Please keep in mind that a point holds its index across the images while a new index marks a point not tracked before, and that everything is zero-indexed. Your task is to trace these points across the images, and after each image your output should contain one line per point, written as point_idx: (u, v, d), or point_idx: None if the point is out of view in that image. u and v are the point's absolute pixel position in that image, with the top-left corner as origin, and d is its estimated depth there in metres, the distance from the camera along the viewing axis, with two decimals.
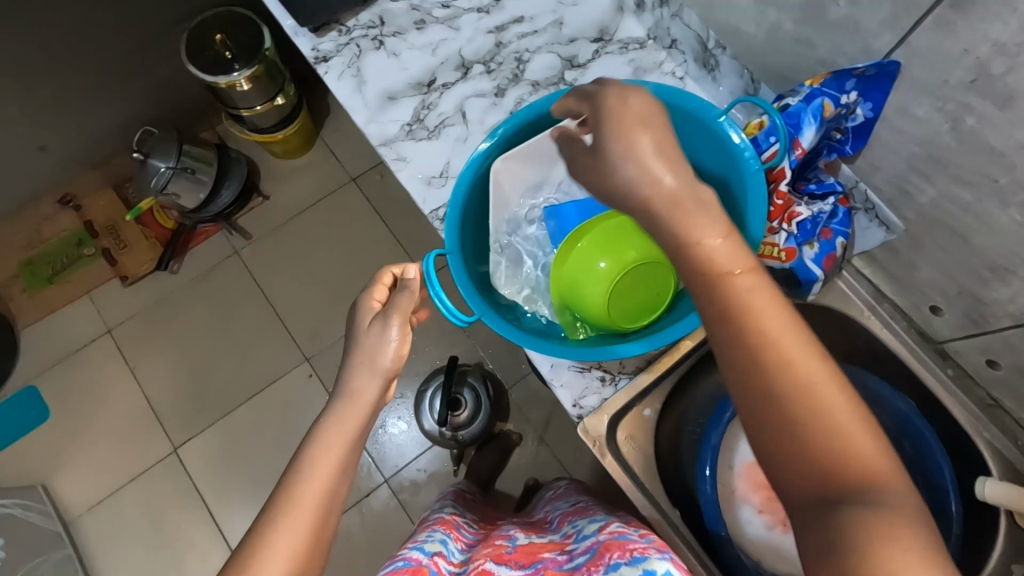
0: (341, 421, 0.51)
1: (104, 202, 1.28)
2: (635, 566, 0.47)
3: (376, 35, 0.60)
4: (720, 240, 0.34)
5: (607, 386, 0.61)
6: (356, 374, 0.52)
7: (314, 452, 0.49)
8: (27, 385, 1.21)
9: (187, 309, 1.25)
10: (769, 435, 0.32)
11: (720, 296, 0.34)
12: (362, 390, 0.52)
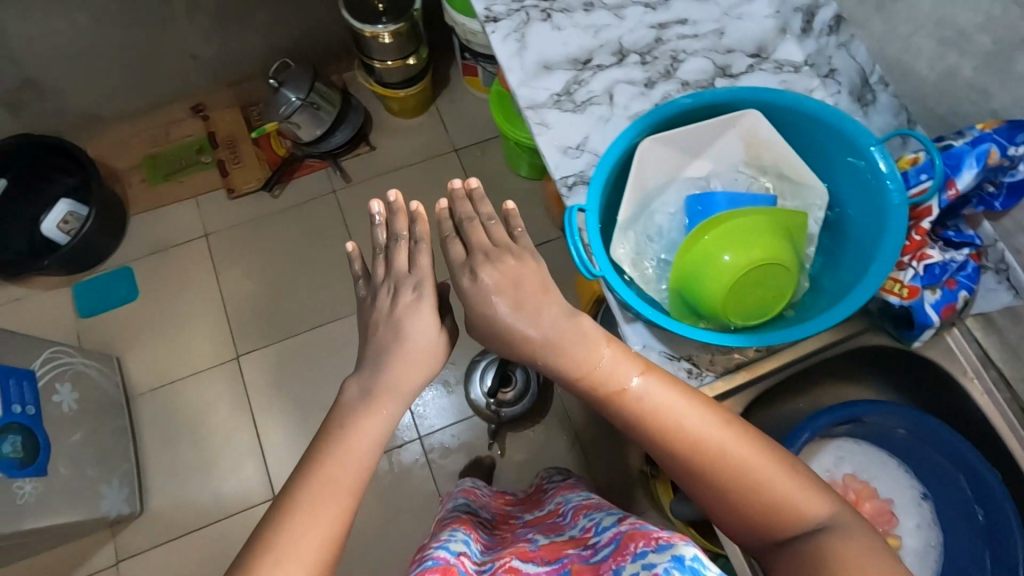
0: (370, 413, 0.58)
1: (230, 119, 1.38)
2: (663, 551, 0.46)
3: (545, 8, 0.64)
4: (605, 369, 0.54)
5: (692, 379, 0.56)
6: (401, 368, 0.60)
7: (342, 443, 0.56)
8: (123, 265, 1.30)
9: (278, 233, 1.33)
10: (712, 491, 0.50)
11: (630, 411, 0.53)
12: (390, 390, 0.60)
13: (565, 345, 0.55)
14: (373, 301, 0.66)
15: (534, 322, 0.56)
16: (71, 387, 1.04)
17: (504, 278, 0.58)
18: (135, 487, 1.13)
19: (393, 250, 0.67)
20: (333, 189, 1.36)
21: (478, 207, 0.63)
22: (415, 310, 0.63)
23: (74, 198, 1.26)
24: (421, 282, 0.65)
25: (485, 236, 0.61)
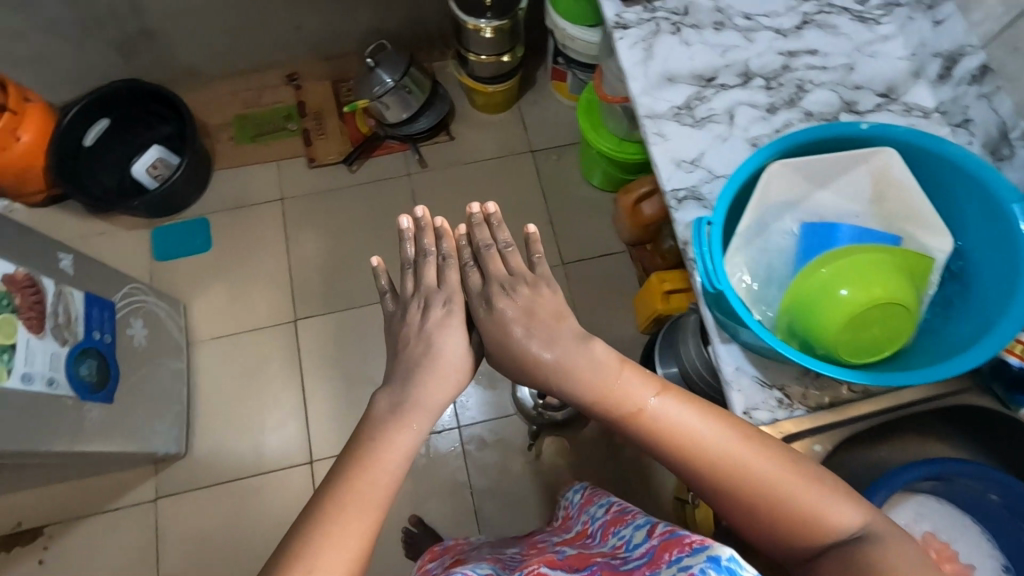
0: (399, 426, 0.59)
1: (320, 91, 1.43)
2: (699, 553, 0.44)
3: (676, 21, 0.64)
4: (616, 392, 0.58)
5: (782, 410, 0.55)
6: (433, 382, 0.62)
7: (375, 455, 0.56)
8: (201, 216, 1.35)
9: (350, 206, 1.36)
10: (740, 511, 0.52)
11: (647, 430, 0.56)
12: (419, 403, 0.61)
13: (577, 369, 0.60)
14: (402, 314, 0.68)
15: (546, 345, 0.61)
16: (141, 322, 1.08)
17: (518, 305, 0.64)
18: (184, 428, 1.17)
19: (423, 266, 0.69)
20: (408, 173, 1.39)
21: (496, 233, 0.69)
22: (445, 327, 0.65)
23: (166, 147, 1.32)
24: (450, 297, 0.67)
25: (502, 262, 0.67)
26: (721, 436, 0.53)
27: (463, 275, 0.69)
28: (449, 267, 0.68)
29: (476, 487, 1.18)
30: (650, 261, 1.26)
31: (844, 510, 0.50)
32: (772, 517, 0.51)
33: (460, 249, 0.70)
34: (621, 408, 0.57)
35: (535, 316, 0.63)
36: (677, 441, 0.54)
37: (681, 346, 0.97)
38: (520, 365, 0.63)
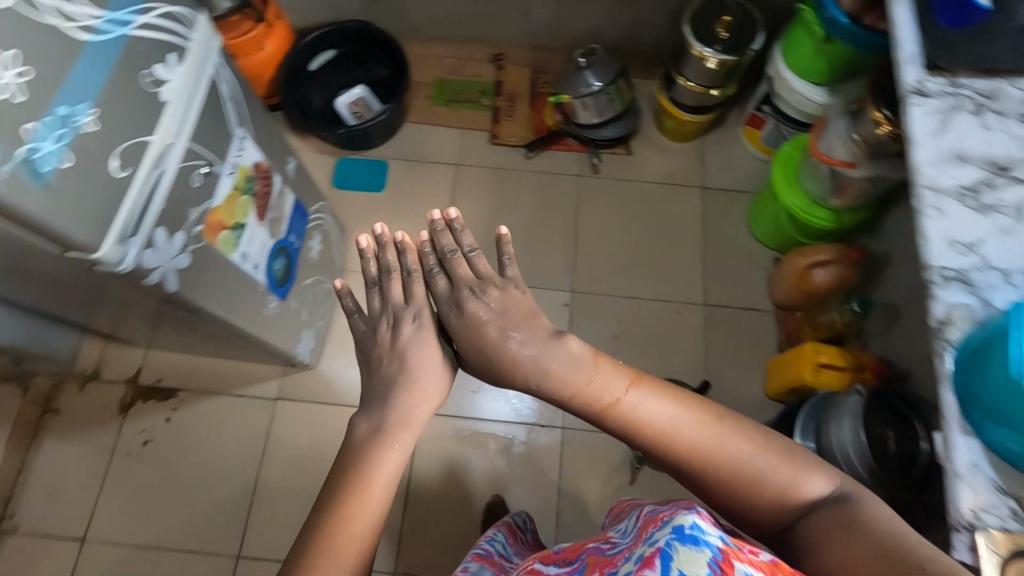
0: (384, 447, 0.69)
1: (520, 76, 1.48)
2: (665, 526, 0.44)
3: (980, 103, 0.63)
4: (596, 385, 0.69)
5: (1015, 520, 0.53)
6: (412, 396, 0.73)
7: (364, 482, 0.66)
8: (382, 158, 1.43)
9: (517, 190, 1.41)
10: (721, 485, 0.63)
11: (625, 422, 0.67)
12: (400, 422, 0.71)
13: (551, 362, 0.71)
14: (374, 332, 0.78)
15: (525, 342, 0.73)
16: (318, 239, 1.16)
17: (489, 308, 0.74)
18: (318, 345, 1.25)
19: (388, 284, 0.78)
20: (579, 174, 1.42)
21: (460, 238, 0.78)
22: (417, 341, 0.76)
23: (369, 88, 1.41)
24: (419, 311, 0.77)
25: (468, 268, 0.76)
26: (690, 426, 0.65)
27: (430, 286, 0.78)
28: (413, 283, 0.78)
29: (563, 488, 1.18)
30: (798, 330, 1.22)
31: (804, 483, 0.61)
32: (741, 488, 0.62)
33: (420, 263, 0.79)
34: (599, 404, 0.68)
35: (502, 308, 0.74)
36: (652, 430, 0.65)
37: (833, 427, 0.94)
38: (499, 361, 0.73)
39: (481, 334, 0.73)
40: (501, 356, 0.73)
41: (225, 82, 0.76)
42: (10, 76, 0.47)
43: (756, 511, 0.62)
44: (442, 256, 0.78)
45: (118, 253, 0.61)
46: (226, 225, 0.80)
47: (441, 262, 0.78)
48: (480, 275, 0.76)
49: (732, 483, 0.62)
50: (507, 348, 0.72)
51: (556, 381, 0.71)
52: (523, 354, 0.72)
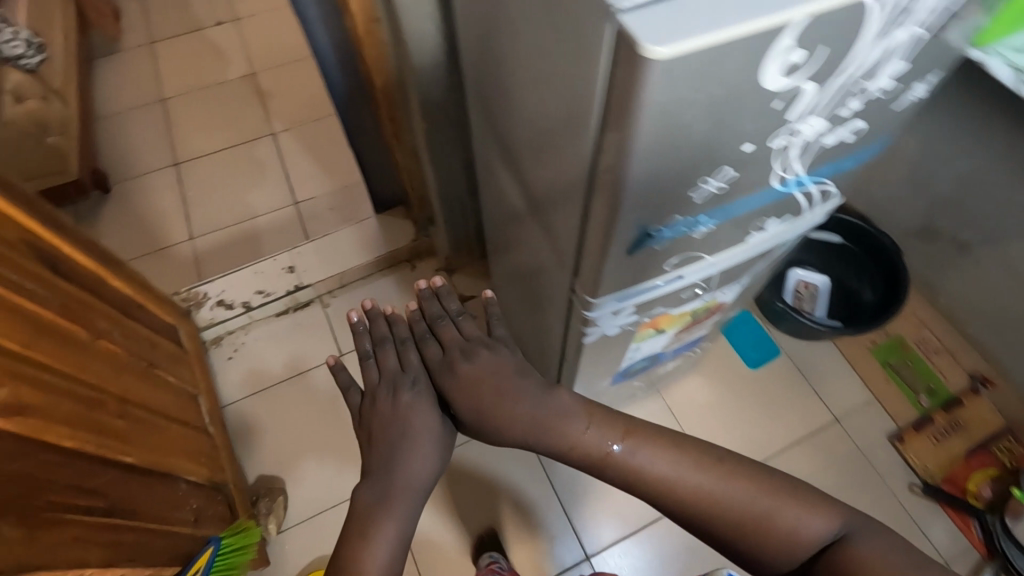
0: (387, 513, 0.67)
1: (988, 415, 1.17)
2: None
3: None
4: (586, 425, 0.67)
5: None
6: (415, 457, 0.70)
7: (360, 549, 0.65)
8: (778, 347, 1.29)
9: (864, 502, 1.15)
10: (731, 529, 0.62)
11: (622, 471, 0.66)
12: (405, 484, 0.69)
13: (549, 420, 0.68)
14: (368, 402, 0.74)
15: (519, 396, 0.70)
16: (676, 363, 1.11)
17: (481, 366, 0.72)
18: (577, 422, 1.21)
19: (382, 355, 0.76)
20: (947, 562, 1.09)
21: (447, 303, 0.79)
22: (418, 408, 0.72)
23: (830, 286, 1.30)
24: (415, 378, 0.74)
25: (459, 331, 0.76)
26: (689, 475, 0.63)
27: (422, 350, 0.77)
28: (409, 347, 0.76)
29: None
30: None
31: (814, 518, 0.61)
32: (748, 526, 0.61)
33: (407, 325, 0.79)
34: (593, 453, 0.67)
35: (492, 350, 0.74)
36: (650, 478, 0.65)
37: None
38: (507, 423, 0.69)
39: (466, 393, 0.71)
40: (483, 406, 0.70)
41: (784, 247, 0.72)
42: (712, 184, 0.47)
43: (770, 554, 0.61)
44: (437, 316, 0.78)
45: (597, 302, 0.64)
46: (657, 327, 0.78)
47: (433, 322, 0.77)
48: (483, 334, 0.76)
49: (741, 527, 0.61)
50: (498, 399, 0.70)
51: (544, 416, 0.69)
52: (499, 376, 0.71)
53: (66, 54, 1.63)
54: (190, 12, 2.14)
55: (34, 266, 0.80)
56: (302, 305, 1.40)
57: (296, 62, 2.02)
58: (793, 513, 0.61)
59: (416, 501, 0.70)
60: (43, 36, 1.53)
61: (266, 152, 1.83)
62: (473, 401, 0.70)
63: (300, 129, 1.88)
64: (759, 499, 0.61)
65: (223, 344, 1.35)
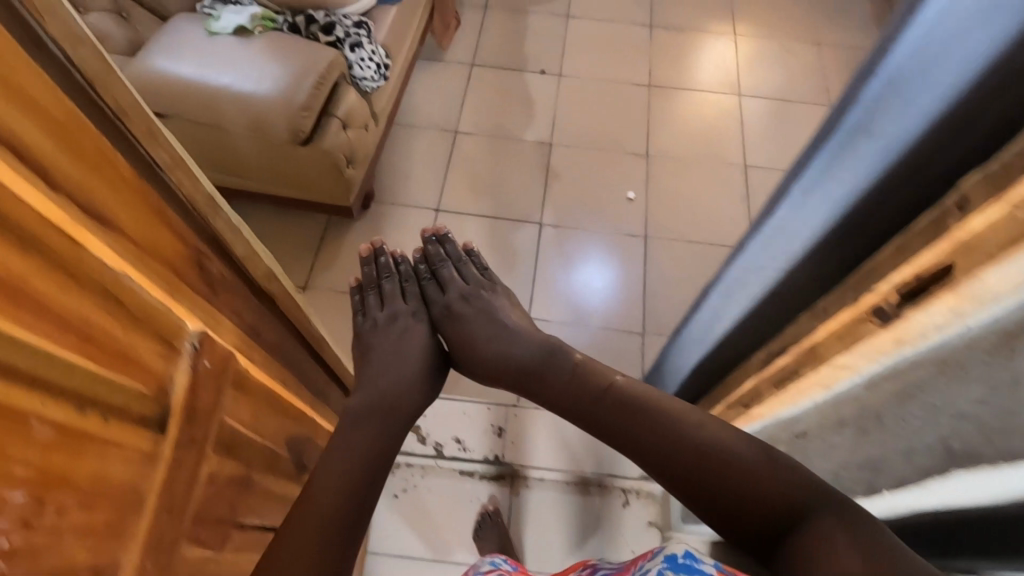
0: (390, 407, 0.83)
1: None
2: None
3: None
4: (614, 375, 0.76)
5: None
6: (416, 359, 0.91)
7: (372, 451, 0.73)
8: None
9: None
10: (707, 465, 0.61)
11: (618, 408, 0.71)
12: (408, 377, 0.88)
13: (559, 379, 0.79)
14: (380, 324, 0.97)
15: (508, 333, 0.91)
16: None
17: (475, 309, 0.98)
18: None
19: (389, 286, 1.02)
20: None
21: (446, 247, 1.09)
22: (415, 331, 0.96)
23: None
24: (411, 307, 1.00)
25: (454, 281, 1.03)
26: (669, 405, 0.68)
27: (423, 288, 1.03)
28: (413, 279, 1.04)
29: None
30: None
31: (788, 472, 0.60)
32: (719, 455, 0.62)
33: (414, 269, 1.06)
34: (598, 385, 0.75)
35: (496, 307, 0.98)
36: (634, 407, 0.69)
37: None
38: (498, 356, 0.89)
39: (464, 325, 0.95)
40: (493, 346, 0.90)
41: None
42: None
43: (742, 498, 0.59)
44: (438, 264, 1.06)
45: None
46: None
47: (434, 270, 1.05)
48: (471, 284, 1.02)
49: (712, 458, 0.61)
50: (509, 341, 0.89)
51: (555, 367, 0.81)
52: (508, 326, 0.93)
53: (401, 73, 1.56)
54: (521, 47, 2.02)
55: (282, 478, 0.65)
56: (491, 477, 1.19)
57: (598, 149, 1.82)
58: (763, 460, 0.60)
59: (415, 389, 0.87)
60: (393, 56, 1.47)
61: (524, 240, 1.66)
62: (468, 333, 0.94)
63: (567, 231, 1.69)
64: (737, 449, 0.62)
65: (395, 474, 1.19)
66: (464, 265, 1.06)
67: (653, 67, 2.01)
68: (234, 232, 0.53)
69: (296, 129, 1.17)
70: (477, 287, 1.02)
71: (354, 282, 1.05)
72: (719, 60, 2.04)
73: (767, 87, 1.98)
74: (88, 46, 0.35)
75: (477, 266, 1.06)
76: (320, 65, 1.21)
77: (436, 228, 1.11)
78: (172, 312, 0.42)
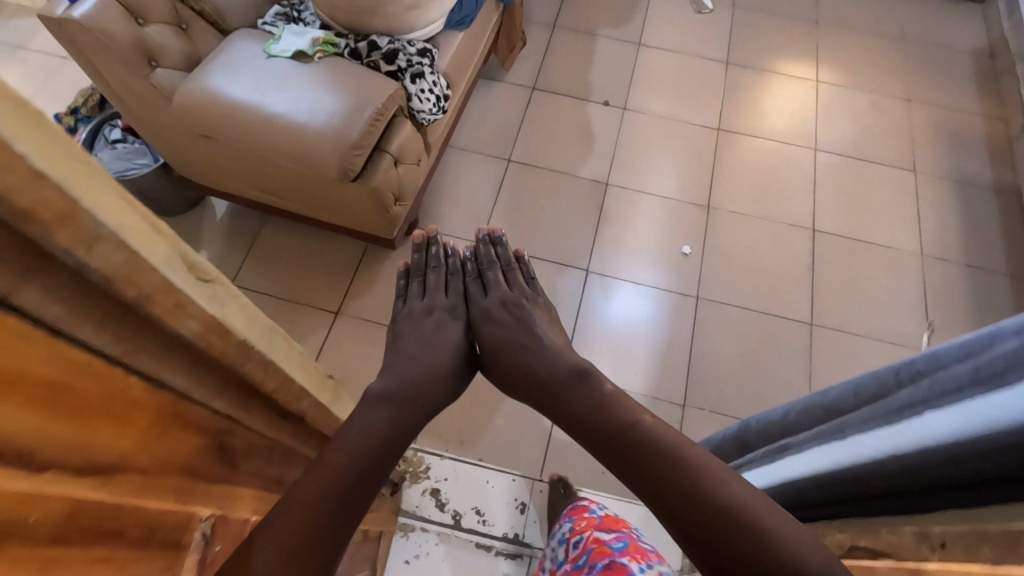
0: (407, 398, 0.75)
1: None
2: None
3: None
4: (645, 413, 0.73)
5: None
6: (446, 354, 0.85)
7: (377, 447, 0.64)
8: None
9: None
10: (734, 517, 0.59)
11: (644, 445, 0.69)
12: (434, 370, 0.81)
13: (586, 413, 0.77)
14: (416, 314, 0.91)
15: (546, 352, 0.87)
16: None
17: (517, 320, 0.92)
18: None
19: (433, 278, 0.96)
20: None
21: (496, 249, 1.04)
22: (452, 329, 0.90)
23: None
24: (453, 303, 0.94)
25: (499, 285, 0.97)
26: (697, 450, 0.67)
27: (466, 287, 0.97)
28: (456, 272, 0.99)
29: None
30: None
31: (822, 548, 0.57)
32: (748, 510, 0.59)
33: (461, 265, 1.00)
34: (624, 421, 0.73)
35: (539, 321, 0.93)
36: (662, 445, 0.68)
37: None
38: (533, 375, 0.85)
39: (502, 334, 0.90)
40: (528, 365, 0.86)
41: None
42: None
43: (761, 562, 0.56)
44: (486, 266, 1.01)
45: None
46: None
47: (481, 269, 1.00)
48: (517, 292, 0.97)
49: (743, 512, 0.59)
50: (543, 365, 0.86)
51: (583, 402, 0.79)
52: (546, 346, 0.88)
53: (460, 100, 1.47)
54: (587, 74, 1.92)
55: None
56: (511, 555, 1.13)
57: (657, 195, 1.72)
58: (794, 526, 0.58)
59: (438, 381, 0.81)
60: (454, 86, 1.39)
61: (569, 286, 1.57)
62: (504, 344, 0.89)
63: (612, 281, 1.59)
64: (768, 505, 0.60)
65: (410, 539, 1.12)
66: (512, 269, 1.01)
67: (725, 110, 1.88)
68: (267, 370, 0.47)
69: (346, 168, 1.10)
70: (523, 296, 0.97)
71: (399, 267, 1.00)
72: (798, 107, 1.90)
73: (848, 143, 1.83)
74: (107, 240, 0.29)
75: (523, 276, 1.01)
76: (378, 98, 1.14)
77: (491, 228, 1.05)
78: (177, 511, 0.38)
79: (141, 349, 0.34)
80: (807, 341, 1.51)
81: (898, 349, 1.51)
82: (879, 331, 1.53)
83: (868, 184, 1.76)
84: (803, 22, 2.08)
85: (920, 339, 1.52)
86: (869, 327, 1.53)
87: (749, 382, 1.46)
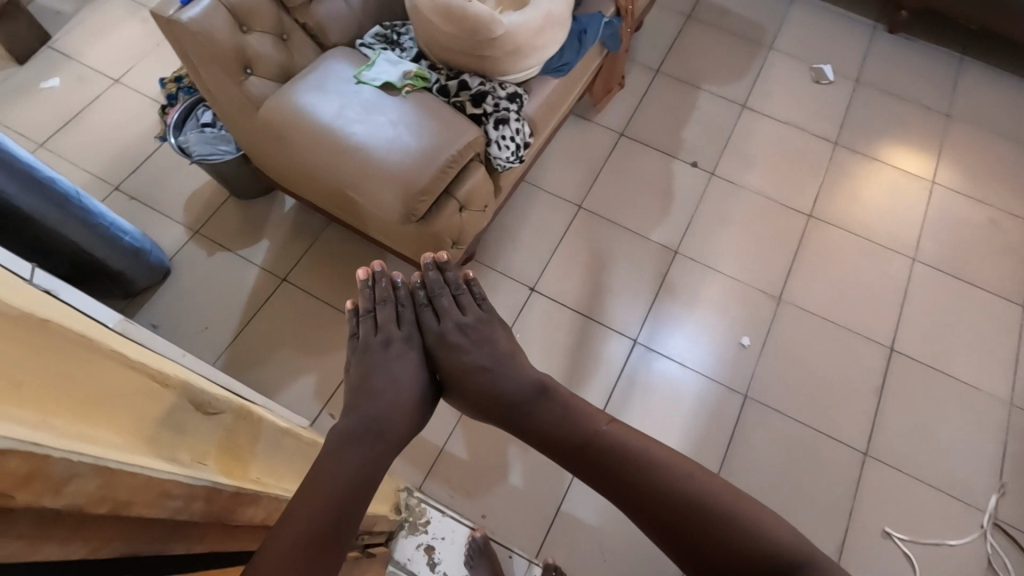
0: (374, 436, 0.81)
1: None
2: None
3: None
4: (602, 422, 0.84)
5: None
6: (407, 386, 0.89)
7: (348, 482, 0.73)
8: None
9: None
10: (713, 520, 0.73)
11: (607, 458, 0.80)
12: (397, 401, 0.86)
13: (559, 424, 0.85)
14: (374, 346, 0.92)
15: (502, 374, 0.91)
16: None
17: (468, 346, 0.94)
18: None
19: (387, 309, 0.97)
20: None
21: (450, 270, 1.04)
22: (406, 358, 0.92)
23: None
24: (405, 331, 0.96)
25: (454, 309, 0.99)
26: (658, 452, 0.80)
27: (420, 315, 0.98)
28: (415, 300, 1.00)
29: None
30: None
31: (778, 524, 0.72)
32: (714, 506, 0.74)
33: (410, 294, 1.00)
34: (586, 433, 0.83)
35: (496, 337, 0.97)
36: (626, 454, 0.80)
37: None
38: (496, 397, 0.90)
39: (459, 359, 0.93)
40: (493, 380, 0.91)
41: None
42: None
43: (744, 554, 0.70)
44: (437, 291, 1.01)
45: None
46: None
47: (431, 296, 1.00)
48: (467, 314, 0.99)
49: (715, 510, 0.73)
50: (508, 378, 0.91)
51: (553, 418, 0.85)
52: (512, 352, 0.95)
53: (542, 144, 1.42)
54: (682, 130, 1.82)
55: None
56: None
57: (725, 273, 1.62)
58: (754, 509, 0.74)
59: (404, 412, 0.86)
60: (538, 133, 1.35)
61: (612, 352, 1.51)
62: (460, 366, 0.93)
63: (657, 359, 1.51)
64: (727, 499, 0.75)
65: None
66: (464, 288, 1.03)
67: (822, 195, 1.75)
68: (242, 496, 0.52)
69: (409, 211, 1.09)
70: (472, 314, 0.99)
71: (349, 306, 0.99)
72: (904, 207, 1.74)
73: (953, 258, 1.66)
74: (82, 473, 0.33)
75: (474, 295, 1.02)
76: (455, 144, 1.11)
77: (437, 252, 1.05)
78: None
79: (108, 542, 0.37)
80: (857, 473, 1.39)
81: (959, 506, 1.36)
82: (942, 480, 1.38)
83: (964, 310, 1.59)
84: (932, 113, 1.90)
85: (988, 501, 1.36)
86: (930, 472, 1.39)
87: (782, 503, 1.35)
